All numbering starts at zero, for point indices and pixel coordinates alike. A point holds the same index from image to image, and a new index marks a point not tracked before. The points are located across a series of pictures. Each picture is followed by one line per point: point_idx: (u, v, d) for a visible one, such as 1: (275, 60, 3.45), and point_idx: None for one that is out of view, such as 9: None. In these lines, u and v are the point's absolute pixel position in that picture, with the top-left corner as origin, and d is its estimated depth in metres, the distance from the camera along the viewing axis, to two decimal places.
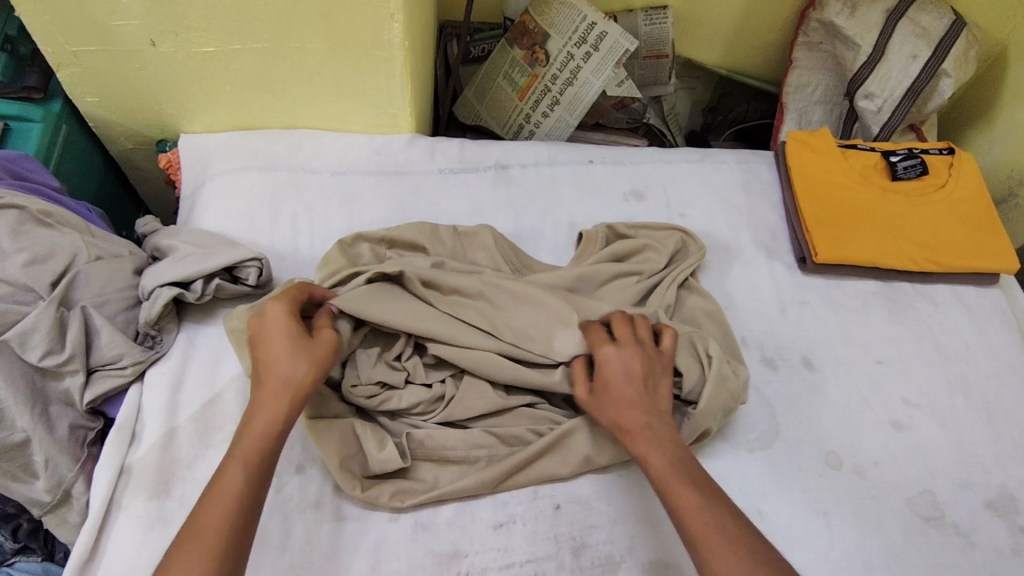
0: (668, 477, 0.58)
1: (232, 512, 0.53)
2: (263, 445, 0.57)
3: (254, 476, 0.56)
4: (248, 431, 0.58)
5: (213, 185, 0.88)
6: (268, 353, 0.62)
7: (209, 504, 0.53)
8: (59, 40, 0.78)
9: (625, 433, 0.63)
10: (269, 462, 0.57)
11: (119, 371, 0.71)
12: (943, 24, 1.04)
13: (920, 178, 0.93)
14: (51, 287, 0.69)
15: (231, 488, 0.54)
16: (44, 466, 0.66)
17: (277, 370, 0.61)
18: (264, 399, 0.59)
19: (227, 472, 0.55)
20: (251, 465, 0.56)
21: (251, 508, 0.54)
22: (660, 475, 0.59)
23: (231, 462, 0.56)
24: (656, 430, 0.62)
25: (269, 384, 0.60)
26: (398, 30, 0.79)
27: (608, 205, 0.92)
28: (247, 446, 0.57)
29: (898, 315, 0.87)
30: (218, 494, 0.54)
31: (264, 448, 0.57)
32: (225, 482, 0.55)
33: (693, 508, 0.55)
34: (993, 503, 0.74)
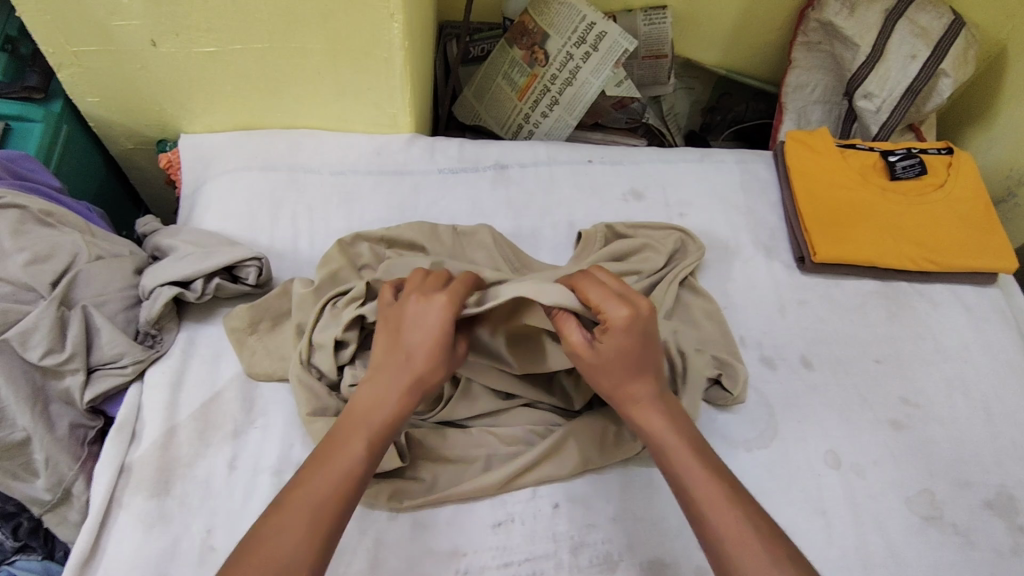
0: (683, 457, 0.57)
1: (341, 504, 0.53)
2: (386, 430, 0.57)
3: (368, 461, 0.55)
4: (376, 408, 0.57)
5: (213, 184, 0.88)
6: (415, 345, 0.59)
7: (328, 477, 0.53)
8: (60, 41, 0.79)
9: (628, 403, 0.60)
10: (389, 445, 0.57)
11: (119, 370, 0.71)
12: (942, 23, 1.04)
13: (919, 178, 0.93)
14: (51, 287, 0.70)
15: (351, 468, 0.54)
16: (44, 465, 0.66)
17: (417, 364, 0.58)
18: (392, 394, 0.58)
19: (352, 449, 0.55)
20: (369, 455, 0.56)
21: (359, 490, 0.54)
22: (674, 453, 0.57)
23: (358, 438, 0.56)
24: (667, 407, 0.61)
25: (414, 371, 0.58)
26: (398, 31, 0.79)
27: (607, 204, 0.92)
28: (376, 429, 0.57)
29: (896, 314, 0.87)
30: (332, 478, 0.53)
31: (389, 432, 0.57)
32: (342, 466, 0.54)
33: (711, 491, 0.54)
34: (992, 502, 0.74)
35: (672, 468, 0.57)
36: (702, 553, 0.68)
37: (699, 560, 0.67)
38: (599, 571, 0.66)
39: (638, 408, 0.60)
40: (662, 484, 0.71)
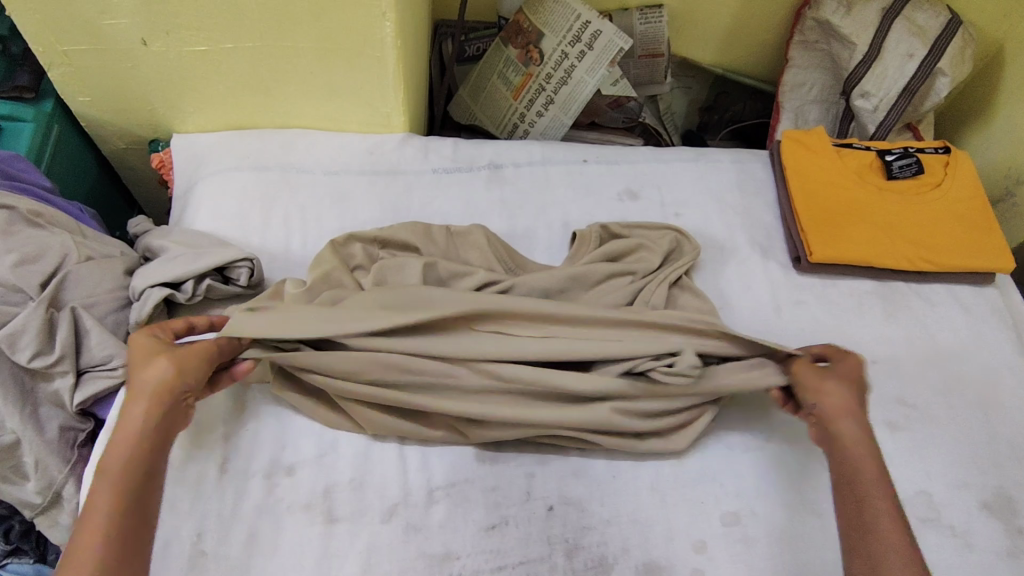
0: (873, 483, 0.62)
1: (107, 524, 0.53)
2: (137, 459, 0.57)
3: (126, 489, 0.55)
4: (112, 449, 0.58)
5: (205, 184, 0.87)
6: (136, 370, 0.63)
7: (89, 522, 0.53)
8: (50, 40, 0.78)
9: (833, 412, 0.67)
10: (145, 464, 0.58)
11: (109, 373, 0.69)
12: (939, 23, 1.04)
13: (916, 177, 0.92)
14: (40, 288, 0.69)
15: (104, 509, 0.54)
16: (34, 468, 0.67)
17: (149, 378, 0.61)
18: (135, 409, 0.60)
19: (96, 492, 0.55)
20: (119, 476, 0.56)
21: (134, 513, 0.55)
22: (867, 474, 0.62)
23: (99, 477, 0.56)
24: (863, 442, 0.65)
25: (135, 400, 0.60)
26: (390, 29, 0.79)
27: (603, 204, 0.91)
28: (122, 462, 0.57)
29: (893, 314, 0.87)
30: (91, 510, 0.54)
31: (136, 460, 0.57)
32: (97, 500, 0.54)
33: (888, 518, 0.59)
34: (989, 503, 0.74)
35: (856, 484, 0.62)
36: (697, 557, 0.67)
37: (694, 564, 0.67)
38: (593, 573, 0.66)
39: (840, 420, 0.66)
40: (658, 486, 0.71)
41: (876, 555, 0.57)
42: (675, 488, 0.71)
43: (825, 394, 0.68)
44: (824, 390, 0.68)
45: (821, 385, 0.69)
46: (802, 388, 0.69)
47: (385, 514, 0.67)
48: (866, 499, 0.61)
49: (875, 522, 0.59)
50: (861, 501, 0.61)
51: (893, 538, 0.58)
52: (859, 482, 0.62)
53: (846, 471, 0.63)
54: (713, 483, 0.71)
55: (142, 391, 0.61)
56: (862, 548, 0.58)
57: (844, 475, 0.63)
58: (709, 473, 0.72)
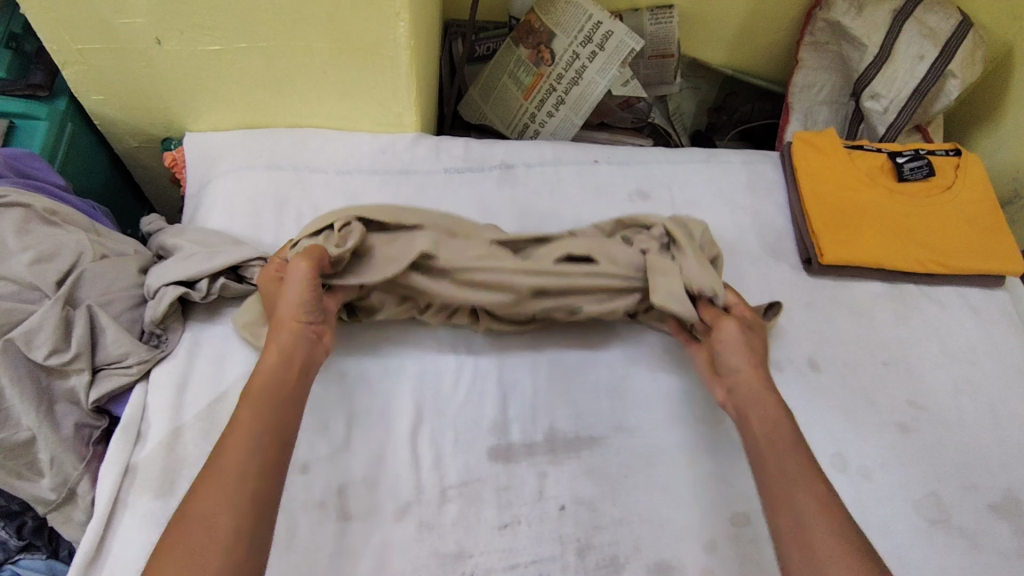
0: (781, 454, 0.63)
1: (250, 452, 0.57)
2: (273, 399, 0.61)
3: (264, 422, 0.60)
4: (252, 385, 0.62)
5: (219, 183, 0.88)
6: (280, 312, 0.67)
7: (229, 450, 0.57)
8: (65, 38, 0.79)
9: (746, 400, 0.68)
10: (280, 403, 0.62)
11: (124, 370, 0.71)
12: (950, 25, 1.04)
13: (927, 179, 0.92)
14: (56, 286, 0.69)
15: (241, 440, 0.58)
16: (50, 464, 0.67)
17: (288, 326, 0.66)
18: (275, 354, 0.64)
19: (239, 417, 0.59)
20: (260, 411, 0.60)
21: (272, 445, 0.59)
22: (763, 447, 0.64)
23: (243, 406, 0.60)
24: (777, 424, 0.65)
25: (273, 345, 0.65)
26: (404, 30, 0.79)
27: (614, 205, 0.91)
28: (263, 396, 0.61)
29: (904, 316, 0.87)
30: (235, 437, 0.58)
31: (276, 403, 0.61)
32: (239, 429, 0.58)
33: (805, 489, 0.60)
34: (999, 505, 0.74)
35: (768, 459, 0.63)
36: (708, 557, 0.67)
37: (705, 563, 0.67)
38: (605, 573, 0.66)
39: (751, 404, 0.67)
40: (669, 486, 0.71)
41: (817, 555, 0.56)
42: (686, 489, 0.71)
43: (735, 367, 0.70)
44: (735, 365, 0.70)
45: (734, 354, 0.71)
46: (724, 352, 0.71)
47: (398, 513, 0.67)
48: (789, 483, 0.61)
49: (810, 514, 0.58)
50: (795, 493, 0.60)
51: (817, 510, 0.58)
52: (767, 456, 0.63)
53: (774, 457, 0.63)
54: (724, 484, 0.71)
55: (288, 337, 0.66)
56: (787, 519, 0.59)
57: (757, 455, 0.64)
58: (719, 474, 0.72)
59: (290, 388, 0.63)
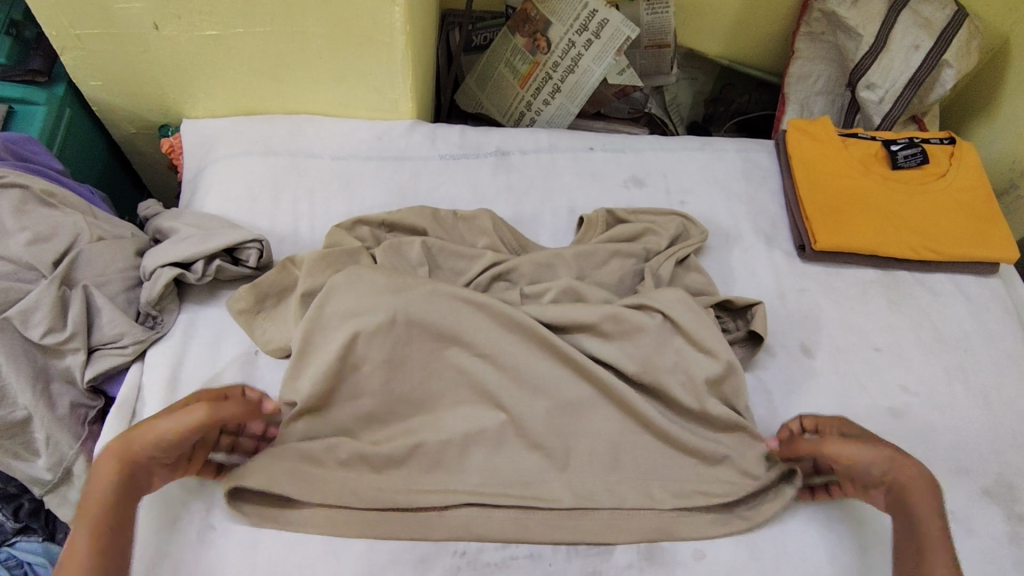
0: (931, 532, 0.59)
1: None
2: (110, 516, 0.56)
3: (102, 538, 0.55)
4: (87, 500, 0.56)
5: (216, 167, 0.88)
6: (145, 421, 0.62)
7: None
8: (63, 23, 0.79)
9: (887, 479, 0.64)
10: (121, 523, 0.56)
11: (119, 350, 0.71)
12: (945, 15, 1.05)
13: (921, 167, 0.92)
14: (53, 266, 0.70)
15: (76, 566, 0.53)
16: (45, 444, 0.68)
17: (138, 433, 0.60)
18: (111, 463, 0.58)
19: (74, 541, 0.54)
20: (95, 530, 0.55)
21: (104, 574, 0.53)
22: (917, 525, 0.60)
23: (82, 522, 0.55)
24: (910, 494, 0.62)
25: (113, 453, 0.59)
26: (400, 15, 0.79)
27: (608, 191, 0.92)
28: (98, 512, 0.56)
29: (896, 303, 0.87)
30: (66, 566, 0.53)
31: (112, 520, 0.56)
32: (71, 554, 0.53)
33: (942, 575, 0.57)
34: (990, 490, 0.74)
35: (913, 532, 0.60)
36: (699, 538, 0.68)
37: (696, 545, 0.67)
38: (597, 554, 0.66)
39: (915, 491, 0.62)
40: None
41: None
42: None
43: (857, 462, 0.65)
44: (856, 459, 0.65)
45: (854, 449, 0.65)
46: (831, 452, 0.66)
47: None
48: (924, 555, 0.58)
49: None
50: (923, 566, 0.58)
51: None
52: (915, 521, 0.60)
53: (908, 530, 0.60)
54: None
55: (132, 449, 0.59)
56: None
57: (906, 518, 0.61)
58: None
59: (124, 503, 0.57)
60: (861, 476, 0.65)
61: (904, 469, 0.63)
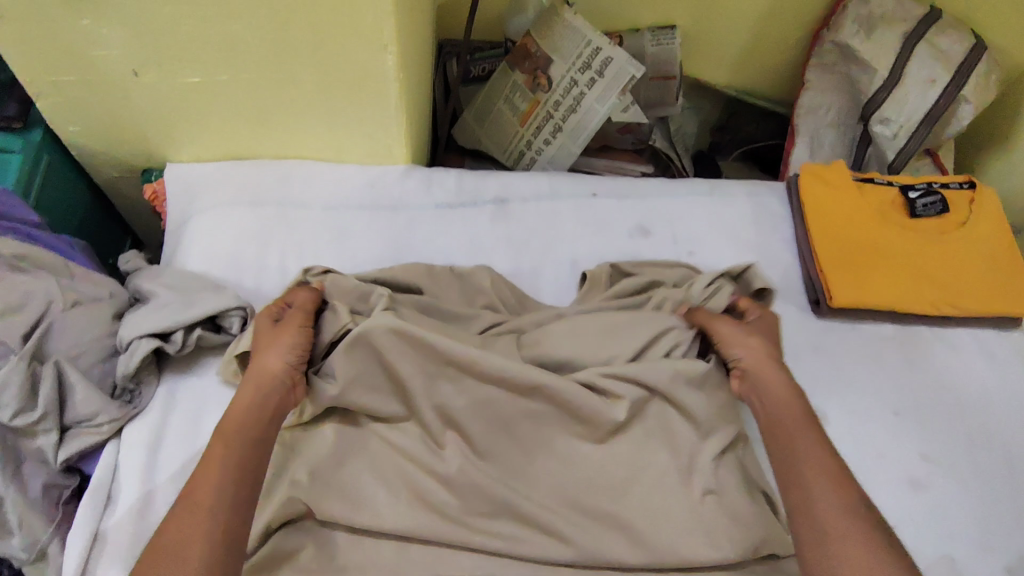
0: (787, 403, 0.66)
1: (224, 468, 0.56)
2: (244, 422, 0.60)
3: (240, 441, 0.59)
4: (227, 412, 0.61)
5: (199, 220, 0.84)
6: (262, 346, 0.67)
7: (200, 483, 0.55)
8: (37, 69, 0.75)
9: (756, 363, 0.70)
10: (257, 444, 0.60)
11: (95, 429, 0.67)
12: (962, 48, 1.00)
13: (941, 216, 0.88)
14: (23, 340, 0.66)
15: (219, 458, 0.57)
16: (19, 523, 0.62)
17: (262, 357, 0.66)
18: (247, 384, 0.64)
19: (215, 446, 0.58)
20: (233, 436, 0.59)
21: (247, 466, 0.57)
22: (776, 392, 0.67)
23: (216, 437, 0.59)
24: (768, 371, 0.69)
25: (249, 377, 0.64)
26: (394, 62, 0.75)
27: (612, 242, 0.87)
28: (234, 419, 0.60)
29: (916, 362, 0.83)
30: (213, 460, 0.57)
31: (248, 424, 0.60)
32: (215, 452, 0.57)
33: (810, 444, 0.61)
34: (1016, 569, 0.70)
35: (773, 402, 0.66)
36: None
37: None
38: None
39: (764, 369, 0.69)
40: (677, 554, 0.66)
41: (812, 492, 0.57)
42: None
43: (747, 349, 0.71)
44: (740, 351, 0.71)
45: (745, 337, 0.71)
46: (727, 339, 0.72)
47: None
48: (793, 431, 0.63)
49: (807, 450, 0.61)
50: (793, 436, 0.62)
51: (821, 463, 0.59)
52: (778, 398, 0.66)
53: (773, 409, 0.66)
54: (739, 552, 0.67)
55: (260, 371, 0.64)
56: (789, 462, 0.60)
57: (767, 396, 0.67)
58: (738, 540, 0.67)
59: (261, 413, 0.62)
60: (727, 353, 0.71)
61: (766, 353, 0.70)
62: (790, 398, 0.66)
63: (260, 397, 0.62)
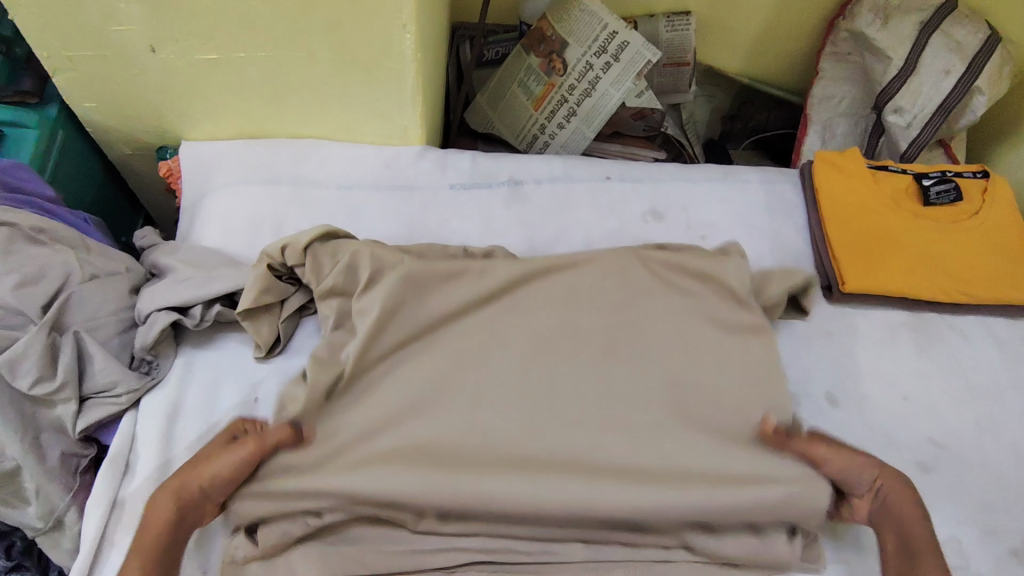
0: (917, 536, 0.61)
1: None
2: (155, 547, 0.57)
3: (146, 570, 0.56)
4: (143, 531, 0.58)
5: (216, 197, 0.84)
6: (192, 458, 0.62)
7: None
8: (54, 44, 0.75)
9: (880, 492, 0.64)
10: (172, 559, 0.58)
11: (113, 399, 0.68)
12: (978, 39, 1.00)
13: (955, 204, 0.88)
14: (42, 311, 0.66)
15: None
16: (36, 493, 0.64)
17: (189, 469, 0.61)
18: (163, 499, 0.59)
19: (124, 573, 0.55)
20: (143, 565, 0.56)
21: None
22: (905, 522, 0.62)
23: (128, 559, 0.57)
24: (891, 496, 0.63)
25: (165, 491, 0.60)
26: (411, 41, 0.75)
27: (625, 225, 0.87)
28: (147, 540, 0.57)
29: (927, 348, 0.83)
30: None
31: (159, 550, 0.57)
32: None
33: None
34: (1021, 551, 0.71)
35: (908, 538, 0.61)
36: None
37: None
38: None
39: (891, 496, 0.63)
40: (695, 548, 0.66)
41: None
42: None
43: (863, 476, 0.64)
44: (862, 479, 0.64)
45: (859, 464, 0.64)
46: (846, 469, 0.64)
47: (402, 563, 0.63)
48: (927, 574, 0.59)
49: None
50: (924, 567, 0.59)
51: None
52: (909, 531, 0.61)
53: (902, 544, 0.61)
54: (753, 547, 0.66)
55: (177, 491, 0.59)
56: None
57: (897, 529, 0.62)
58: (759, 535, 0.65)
59: (171, 539, 0.58)
60: (849, 484, 0.64)
61: (889, 478, 0.64)
62: (916, 528, 0.61)
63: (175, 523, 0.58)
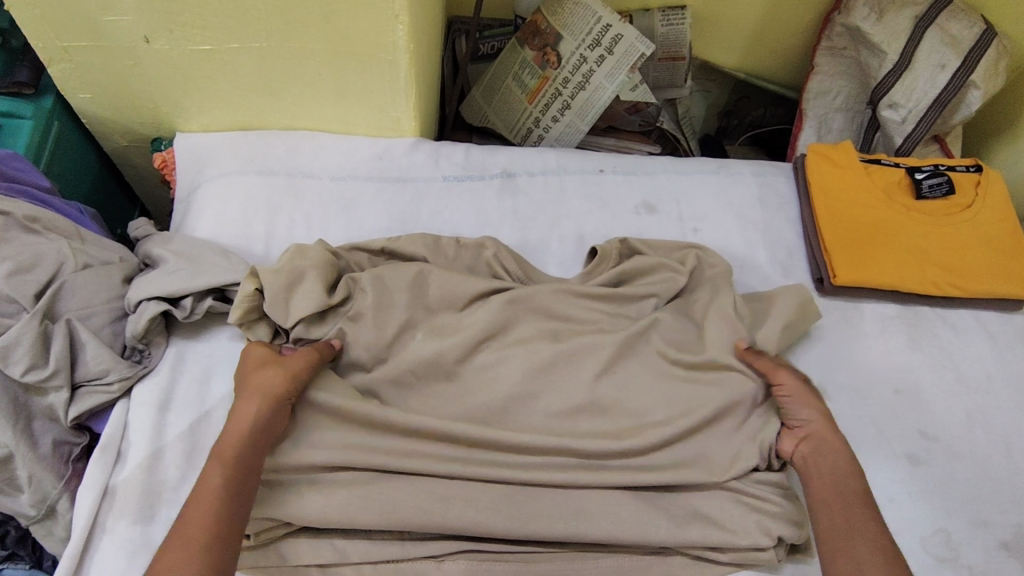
0: (843, 468, 0.63)
1: (215, 504, 0.54)
2: (249, 446, 0.59)
3: (238, 469, 0.57)
4: (225, 436, 0.59)
5: (209, 187, 0.85)
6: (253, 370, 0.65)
7: (192, 514, 0.54)
8: (50, 35, 0.75)
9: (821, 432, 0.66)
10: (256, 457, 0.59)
11: (106, 387, 0.68)
12: (973, 32, 0.99)
13: (947, 197, 0.88)
14: (35, 298, 0.67)
15: (211, 489, 0.55)
16: (28, 481, 0.64)
17: (257, 378, 0.63)
18: (247, 405, 0.61)
19: (210, 474, 0.56)
20: (231, 465, 0.57)
21: (246, 498, 0.56)
22: (838, 460, 0.64)
23: (212, 464, 0.57)
24: (828, 437, 0.65)
25: (247, 396, 0.62)
26: (403, 33, 0.75)
27: (618, 217, 0.88)
28: (236, 439, 0.59)
29: (918, 341, 0.83)
30: (204, 492, 0.55)
31: (247, 452, 0.58)
32: (207, 487, 0.55)
33: (874, 528, 0.59)
34: (1010, 543, 0.71)
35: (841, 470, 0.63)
36: None
37: None
38: None
39: (827, 433, 0.66)
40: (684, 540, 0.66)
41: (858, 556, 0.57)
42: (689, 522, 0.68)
43: (809, 416, 0.67)
44: (807, 420, 0.67)
45: (810, 402, 0.68)
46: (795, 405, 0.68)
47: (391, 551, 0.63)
48: (852, 509, 0.60)
49: (864, 538, 0.58)
50: (850, 518, 0.60)
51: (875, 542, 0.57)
52: (845, 472, 0.63)
53: (831, 481, 0.63)
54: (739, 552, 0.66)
55: (257, 397, 0.61)
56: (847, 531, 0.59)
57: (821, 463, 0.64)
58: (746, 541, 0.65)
59: (262, 441, 0.60)
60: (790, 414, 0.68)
61: (827, 425, 0.66)
62: (847, 464, 0.63)
63: (261, 425, 0.60)
